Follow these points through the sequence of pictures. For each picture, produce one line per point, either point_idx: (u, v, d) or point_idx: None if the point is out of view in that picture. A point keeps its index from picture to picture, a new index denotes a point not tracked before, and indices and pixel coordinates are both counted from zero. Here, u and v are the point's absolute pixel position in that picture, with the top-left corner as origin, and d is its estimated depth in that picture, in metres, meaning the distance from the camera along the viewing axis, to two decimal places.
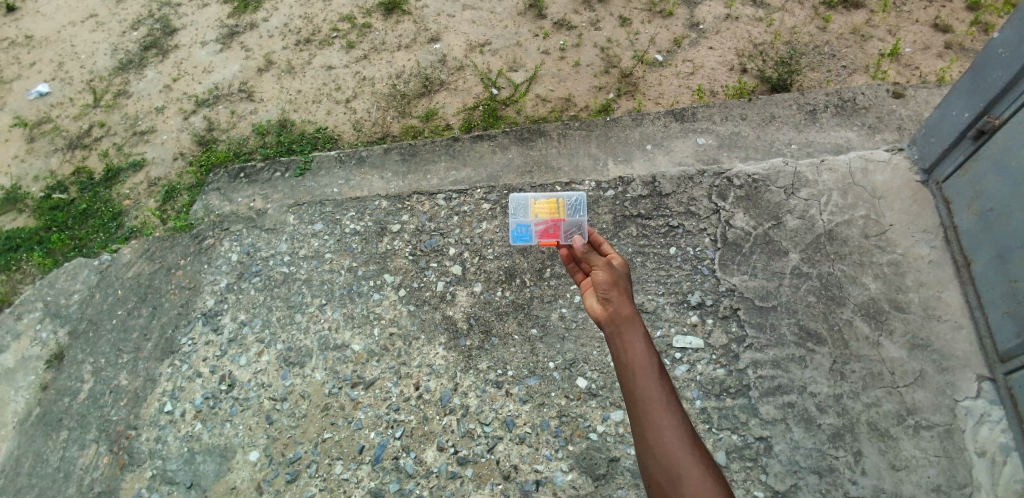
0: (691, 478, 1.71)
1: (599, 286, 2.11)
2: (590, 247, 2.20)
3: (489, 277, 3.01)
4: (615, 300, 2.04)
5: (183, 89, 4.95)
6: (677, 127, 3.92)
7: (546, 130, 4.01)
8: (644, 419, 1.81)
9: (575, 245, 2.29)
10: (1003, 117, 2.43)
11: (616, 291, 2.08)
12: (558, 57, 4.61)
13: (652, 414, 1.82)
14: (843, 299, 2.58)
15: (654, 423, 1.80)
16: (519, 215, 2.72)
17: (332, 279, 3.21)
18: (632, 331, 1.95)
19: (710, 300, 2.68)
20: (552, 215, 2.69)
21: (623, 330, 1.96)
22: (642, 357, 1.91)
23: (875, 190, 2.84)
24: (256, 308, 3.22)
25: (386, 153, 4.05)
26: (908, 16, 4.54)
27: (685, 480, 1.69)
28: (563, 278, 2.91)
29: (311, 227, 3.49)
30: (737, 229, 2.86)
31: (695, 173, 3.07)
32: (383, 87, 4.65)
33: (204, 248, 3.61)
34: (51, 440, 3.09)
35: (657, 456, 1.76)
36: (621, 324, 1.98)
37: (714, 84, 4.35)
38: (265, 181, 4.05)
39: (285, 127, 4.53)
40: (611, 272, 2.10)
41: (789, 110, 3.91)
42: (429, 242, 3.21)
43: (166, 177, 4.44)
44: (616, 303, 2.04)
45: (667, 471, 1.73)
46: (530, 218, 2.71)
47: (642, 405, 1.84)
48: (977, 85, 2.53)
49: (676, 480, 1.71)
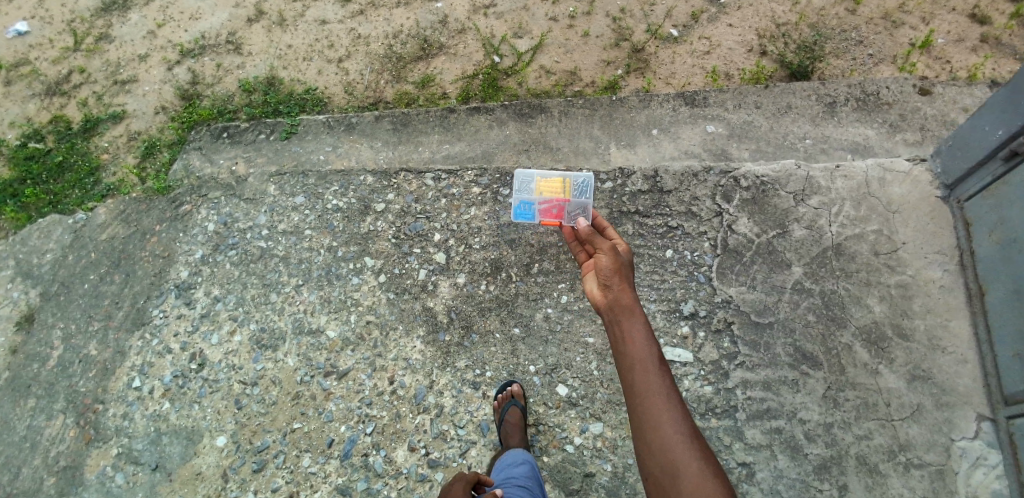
0: (690, 475, 1.65)
1: (603, 276, 2.07)
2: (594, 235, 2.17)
3: (473, 268, 2.85)
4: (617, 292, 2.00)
5: (168, 37, 4.70)
6: (687, 112, 3.73)
7: (548, 106, 3.78)
8: (642, 414, 1.76)
9: (579, 227, 2.28)
10: None
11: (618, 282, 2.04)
12: (567, 25, 4.31)
13: (651, 409, 1.76)
14: (844, 321, 2.44)
15: (653, 418, 1.75)
16: (524, 191, 2.69)
17: (310, 258, 3.06)
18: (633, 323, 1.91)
19: (703, 311, 2.54)
20: (556, 193, 2.66)
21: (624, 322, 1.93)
22: (642, 351, 1.86)
23: (891, 202, 2.66)
24: (230, 284, 3.08)
25: (376, 121, 3.87)
26: (944, 3, 4.23)
27: (683, 477, 1.64)
28: (551, 275, 2.75)
29: (291, 199, 3.32)
30: (739, 236, 2.68)
31: (700, 170, 2.87)
32: (379, 48, 4.38)
33: (180, 214, 3.47)
34: (17, 406, 3.01)
35: (656, 453, 1.70)
36: (621, 314, 1.94)
37: (729, 66, 4.10)
38: (248, 142, 3.92)
39: (273, 85, 4.31)
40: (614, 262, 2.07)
41: (807, 101, 3.72)
42: (414, 225, 3.03)
43: (146, 131, 4.29)
44: (618, 294, 2.00)
45: (666, 467, 1.67)
46: (534, 196, 2.69)
47: (641, 399, 1.79)
48: (1015, 101, 2.30)
49: (675, 476, 1.65)
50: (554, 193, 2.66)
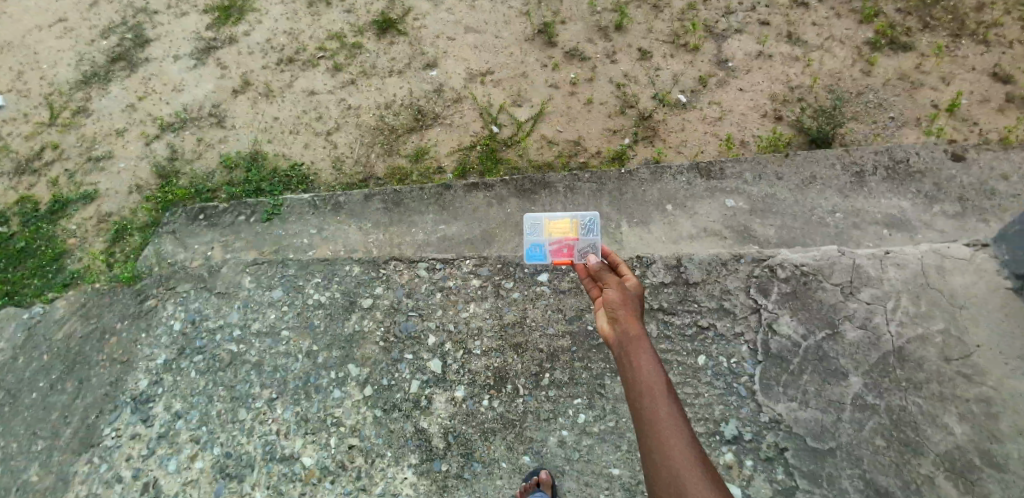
0: None
1: (608, 302, 1.84)
2: (601, 266, 1.96)
3: (474, 379, 2.47)
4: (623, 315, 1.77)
5: (148, 110, 4.43)
6: (702, 185, 3.37)
7: (552, 181, 3.45)
8: (650, 439, 1.47)
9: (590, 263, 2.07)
10: None
11: (625, 306, 1.81)
12: (568, 92, 4.06)
13: (660, 432, 1.48)
14: (921, 447, 2.06)
15: (662, 443, 1.46)
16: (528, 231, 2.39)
17: (286, 365, 2.70)
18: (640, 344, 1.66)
19: (749, 434, 2.16)
20: (564, 232, 2.36)
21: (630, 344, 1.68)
22: (652, 373, 1.60)
23: (954, 296, 2.29)
24: (193, 397, 2.75)
25: (366, 200, 3.55)
26: (963, 63, 3.99)
27: None
28: (564, 387, 2.38)
29: (268, 293, 2.97)
30: (783, 337, 2.31)
31: (729, 258, 2.49)
32: (370, 119, 4.10)
33: (144, 311, 3.11)
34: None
35: (664, 478, 1.41)
36: (628, 341, 1.70)
37: (744, 132, 3.77)
38: (226, 224, 3.62)
39: (257, 160, 4.00)
40: (623, 288, 1.85)
41: (832, 170, 3.40)
42: (405, 325, 2.67)
43: (117, 212, 3.96)
44: (624, 318, 1.76)
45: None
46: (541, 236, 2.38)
47: (648, 422, 1.51)
48: None
49: None
50: (561, 233, 2.35)
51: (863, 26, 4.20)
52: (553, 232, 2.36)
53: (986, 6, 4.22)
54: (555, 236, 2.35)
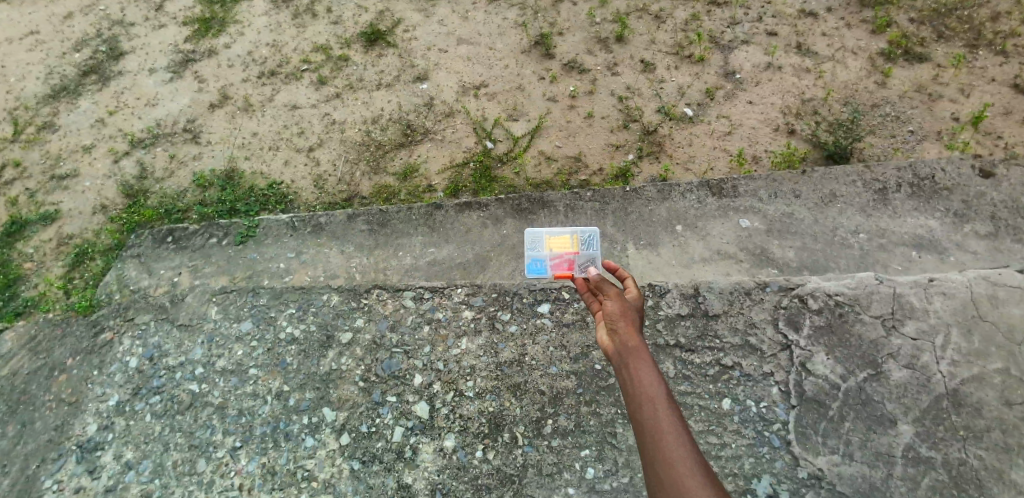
0: None
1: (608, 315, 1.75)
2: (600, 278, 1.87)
3: (466, 426, 2.17)
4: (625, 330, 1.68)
5: (118, 125, 4.13)
6: (714, 204, 3.10)
7: (551, 200, 3.17)
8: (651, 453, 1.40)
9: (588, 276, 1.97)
10: None
11: (624, 317, 1.74)
12: (567, 106, 3.80)
13: (664, 452, 1.41)
14: None
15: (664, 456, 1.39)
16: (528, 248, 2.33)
17: (253, 408, 2.42)
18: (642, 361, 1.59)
19: (786, 493, 1.86)
20: (563, 249, 2.29)
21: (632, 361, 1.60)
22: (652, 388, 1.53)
23: (1011, 328, 2.03)
24: (147, 445, 2.46)
25: (349, 221, 3.26)
26: (981, 74, 3.75)
27: None
28: (568, 436, 2.08)
29: (236, 326, 2.68)
30: (819, 378, 2.01)
31: (753, 286, 2.22)
32: (354, 134, 3.81)
33: (98, 345, 2.81)
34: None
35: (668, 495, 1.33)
36: (627, 354, 1.63)
37: (756, 147, 3.51)
38: (196, 247, 3.32)
39: (232, 179, 3.70)
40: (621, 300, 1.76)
41: (853, 187, 3.12)
42: (388, 363, 2.37)
43: (79, 234, 3.66)
44: (626, 335, 1.67)
45: None
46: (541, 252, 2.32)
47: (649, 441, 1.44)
48: None
49: None
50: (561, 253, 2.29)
51: (875, 37, 3.97)
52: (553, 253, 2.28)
53: (1002, 16, 3.99)
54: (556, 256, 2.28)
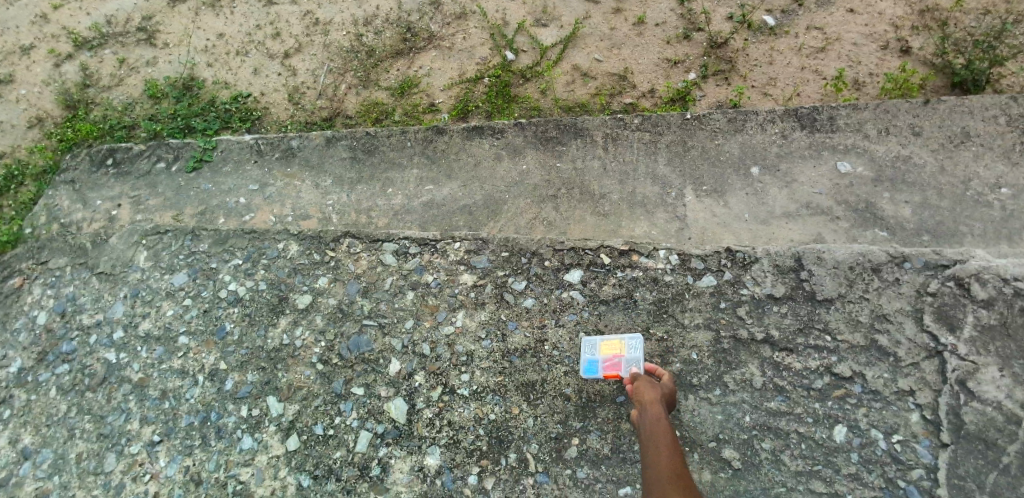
0: None
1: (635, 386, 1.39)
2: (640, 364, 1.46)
3: (456, 439, 1.54)
4: (642, 381, 1.37)
5: (62, 22, 3.41)
6: (803, 140, 2.32)
7: (587, 127, 2.41)
8: None
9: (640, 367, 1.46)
10: None
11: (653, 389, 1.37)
12: (612, 9, 2.97)
13: None
14: None
15: None
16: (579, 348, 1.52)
17: (179, 389, 1.79)
18: (656, 410, 1.29)
19: None
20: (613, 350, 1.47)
21: (644, 410, 1.30)
22: (663, 436, 1.23)
23: None
24: (48, 430, 1.85)
25: (327, 145, 2.56)
26: None
27: None
28: (601, 465, 1.45)
29: (168, 279, 2.04)
30: (988, 406, 1.30)
31: (885, 262, 1.51)
32: (342, 38, 3.05)
33: (5, 293, 2.22)
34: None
35: None
36: (647, 414, 1.28)
37: (857, 69, 2.70)
38: (140, 174, 2.68)
39: (190, 90, 3.01)
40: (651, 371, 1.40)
41: (998, 124, 2.23)
42: (357, 341, 1.73)
43: (11, 153, 3.04)
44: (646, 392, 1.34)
45: None
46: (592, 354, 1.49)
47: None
48: None
49: None
50: (612, 345, 1.48)
51: None
52: (599, 344, 1.49)
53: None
54: (602, 348, 1.48)
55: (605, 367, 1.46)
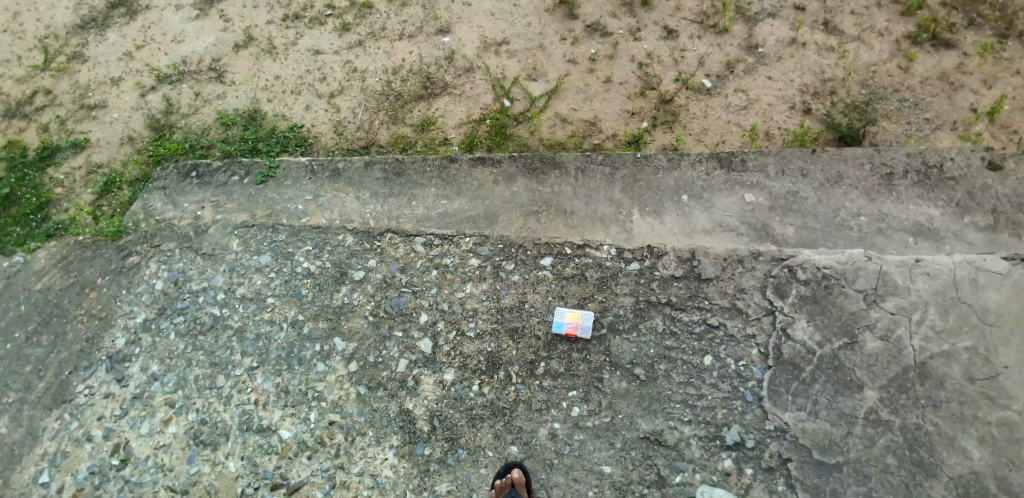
0: None
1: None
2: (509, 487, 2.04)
3: (465, 363, 2.33)
4: None
5: (145, 60, 4.21)
6: (722, 177, 3.14)
7: (563, 161, 3.25)
8: None
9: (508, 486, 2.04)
10: None
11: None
12: (587, 70, 3.85)
13: None
14: (933, 468, 1.94)
15: None
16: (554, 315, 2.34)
17: (270, 334, 2.58)
18: None
19: (752, 441, 2.05)
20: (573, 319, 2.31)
21: None
22: None
23: (986, 312, 2.14)
24: (172, 360, 2.62)
25: (366, 167, 3.38)
26: (1008, 65, 3.64)
27: None
28: (559, 378, 2.24)
29: (255, 258, 2.83)
30: (797, 343, 2.17)
31: (747, 255, 2.34)
32: (375, 83, 3.90)
33: (125, 268, 3.00)
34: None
35: None
36: None
37: (770, 124, 3.58)
38: (219, 184, 3.47)
39: (255, 119, 3.81)
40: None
41: (862, 170, 3.06)
42: (396, 301, 2.53)
43: (108, 163, 3.78)
44: None
45: None
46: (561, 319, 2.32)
47: None
48: None
49: None
50: (574, 314, 2.32)
51: (905, 19, 3.87)
52: (566, 313, 2.33)
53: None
54: (568, 315, 2.32)
55: (566, 328, 2.30)
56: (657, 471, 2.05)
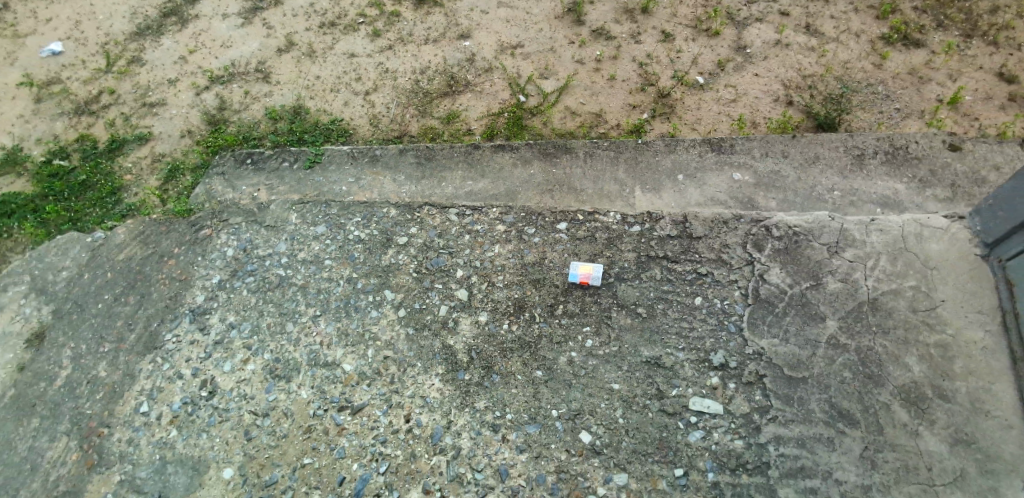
0: None
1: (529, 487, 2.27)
2: None
3: (496, 306, 2.84)
4: None
5: (198, 63, 4.71)
6: (712, 158, 3.25)
7: (573, 146, 3.46)
8: None
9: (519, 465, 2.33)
10: (1007, 257, 2.46)
11: None
12: (593, 69, 4.33)
13: None
14: (882, 378, 2.39)
15: None
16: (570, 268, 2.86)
17: (329, 289, 3.09)
18: None
19: (734, 362, 2.51)
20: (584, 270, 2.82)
21: None
22: None
23: (928, 258, 2.61)
24: (246, 311, 3.13)
25: (400, 154, 3.69)
26: (970, 61, 4.07)
27: None
28: (574, 317, 2.74)
29: (313, 229, 3.36)
30: (771, 285, 2.65)
31: (730, 217, 2.87)
32: (406, 82, 4.39)
33: (199, 238, 3.52)
34: (35, 425, 3.04)
35: None
36: None
37: (756, 114, 4.03)
38: (271, 169, 3.87)
39: (299, 114, 4.30)
40: None
41: (836, 151, 3.15)
42: (436, 260, 3.05)
43: (170, 154, 4.28)
44: None
45: None
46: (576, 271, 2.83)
47: None
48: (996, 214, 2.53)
49: None
50: (585, 267, 2.82)
51: (880, 22, 4.35)
52: (579, 266, 2.84)
53: (1001, 10, 4.30)
54: (580, 268, 2.83)
55: (579, 278, 2.81)
56: (656, 387, 2.51)
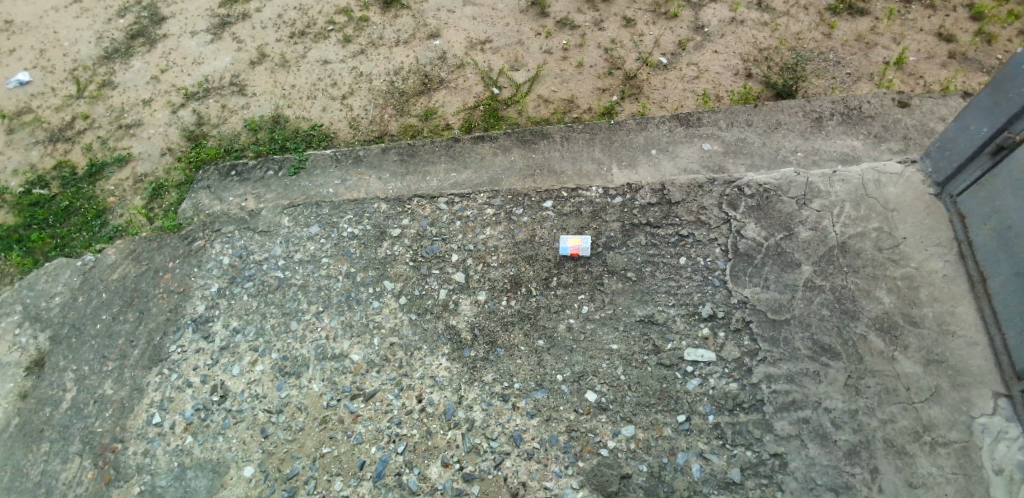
0: None
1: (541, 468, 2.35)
2: None
3: (493, 285, 2.98)
4: None
5: (171, 81, 4.75)
6: (682, 132, 3.40)
7: (550, 131, 3.57)
8: None
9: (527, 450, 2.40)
10: (958, 193, 2.70)
11: None
12: (561, 57, 4.50)
13: None
14: (857, 313, 2.59)
15: None
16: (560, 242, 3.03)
17: (329, 285, 3.19)
18: None
19: (721, 312, 2.69)
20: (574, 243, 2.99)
21: None
22: None
23: (887, 202, 2.84)
24: (248, 315, 3.21)
25: (383, 153, 3.75)
26: (912, 24, 4.35)
27: None
28: (569, 287, 2.90)
29: (306, 230, 3.46)
30: (748, 240, 2.85)
31: (705, 181, 3.09)
32: (381, 84, 4.50)
33: (193, 250, 3.58)
34: (46, 449, 3.06)
35: None
36: None
37: (719, 89, 4.25)
38: (257, 179, 3.92)
39: (279, 123, 4.37)
40: None
41: (795, 116, 3.33)
42: (430, 248, 3.18)
43: (152, 173, 4.31)
44: None
45: None
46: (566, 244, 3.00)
47: None
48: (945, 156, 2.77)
49: None
50: (575, 240, 3.00)
51: None
52: (569, 239, 3.01)
53: None
54: (570, 241, 3.00)
55: (570, 250, 2.98)
56: (652, 343, 2.67)
